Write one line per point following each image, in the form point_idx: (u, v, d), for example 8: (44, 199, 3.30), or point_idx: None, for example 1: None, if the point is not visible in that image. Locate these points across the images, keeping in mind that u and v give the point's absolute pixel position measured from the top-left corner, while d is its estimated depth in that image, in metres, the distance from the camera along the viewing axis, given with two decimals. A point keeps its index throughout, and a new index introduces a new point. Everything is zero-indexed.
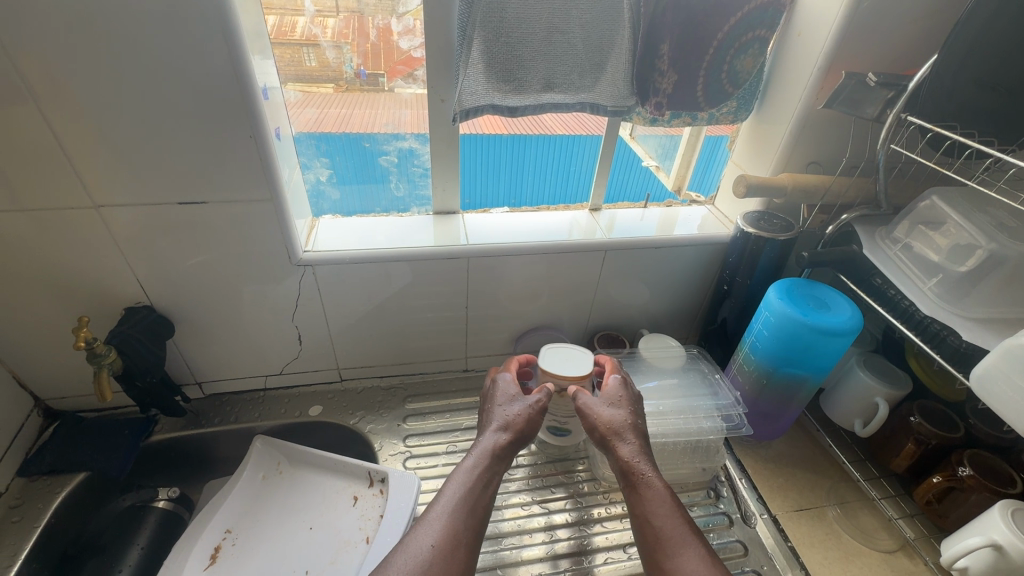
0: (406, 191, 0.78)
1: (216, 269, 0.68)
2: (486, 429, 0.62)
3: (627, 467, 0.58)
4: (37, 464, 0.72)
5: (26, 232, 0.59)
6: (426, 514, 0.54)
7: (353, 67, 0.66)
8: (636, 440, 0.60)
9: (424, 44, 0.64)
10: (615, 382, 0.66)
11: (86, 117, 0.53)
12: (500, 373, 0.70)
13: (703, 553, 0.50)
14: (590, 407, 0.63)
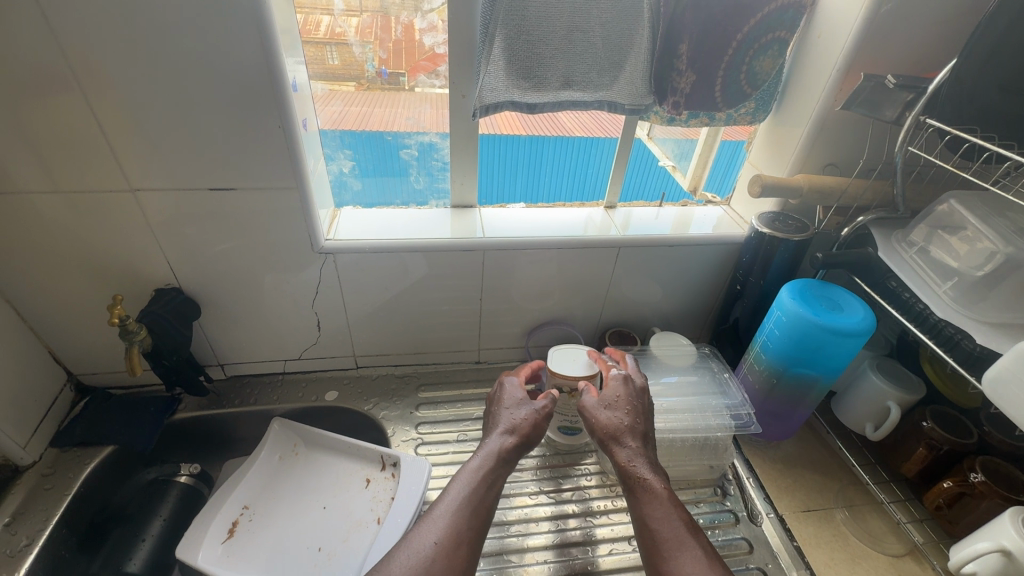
0: (425, 183, 0.80)
1: (242, 254, 0.71)
2: (492, 431, 0.63)
3: (631, 470, 0.58)
4: (69, 436, 0.75)
5: (68, 214, 0.63)
6: (430, 512, 0.55)
7: (376, 66, 0.68)
8: (641, 442, 0.60)
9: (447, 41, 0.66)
10: (615, 382, 0.65)
11: (128, 105, 0.56)
12: (507, 377, 0.71)
13: (703, 557, 0.50)
14: (596, 409, 0.64)
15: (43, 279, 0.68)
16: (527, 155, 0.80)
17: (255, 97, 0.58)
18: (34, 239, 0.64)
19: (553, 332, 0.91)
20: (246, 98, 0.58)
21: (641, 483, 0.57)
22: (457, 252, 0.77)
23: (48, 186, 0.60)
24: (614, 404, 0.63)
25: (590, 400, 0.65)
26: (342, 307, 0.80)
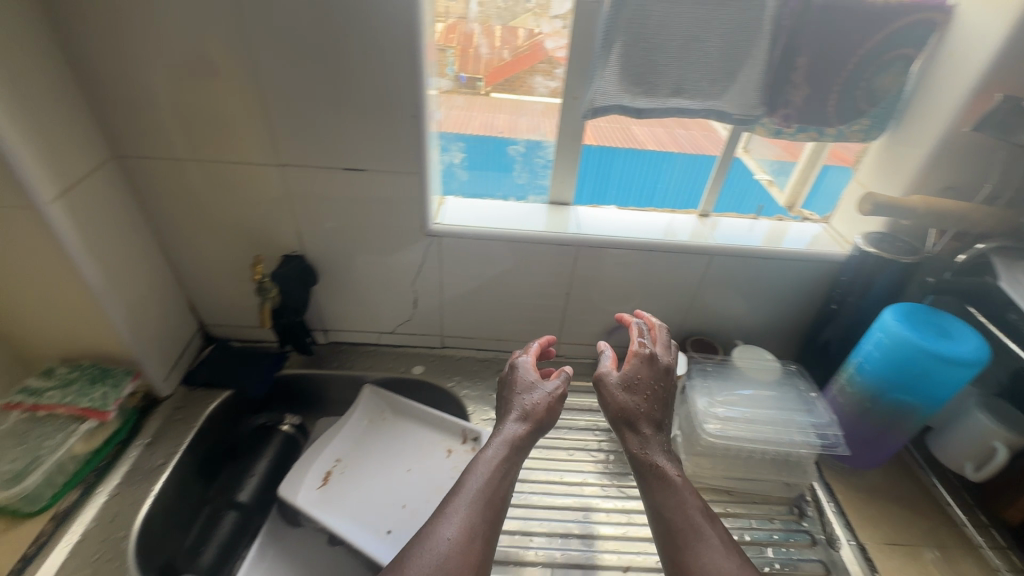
0: (527, 179, 0.85)
1: (360, 230, 0.78)
2: (506, 417, 0.65)
3: (645, 456, 0.60)
4: (197, 376, 0.85)
5: (225, 182, 0.72)
6: (445, 507, 0.55)
7: (454, 71, 0.73)
8: (655, 426, 0.62)
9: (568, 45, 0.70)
10: (636, 361, 0.66)
11: (290, 89, 0.64)
12: (519, 357, 0.73)
13: (719, 541, 0.52)
14: (614, 385, 0.65)
15: (194, 236, 0.78)
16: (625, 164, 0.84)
17: (396, 89, 0.64)
18: (194, 200, 0.74)
19: (632, 333, 0.93)
20: (387, 89, 0.64)
21: (657, 470, 0.58)
22: (551, 246, 0.80)
23: (214, 155, 0.69)
24: (628, 387, 0.64)
25: (600, 381, 0.66)
26: (438, 288, 0.85)
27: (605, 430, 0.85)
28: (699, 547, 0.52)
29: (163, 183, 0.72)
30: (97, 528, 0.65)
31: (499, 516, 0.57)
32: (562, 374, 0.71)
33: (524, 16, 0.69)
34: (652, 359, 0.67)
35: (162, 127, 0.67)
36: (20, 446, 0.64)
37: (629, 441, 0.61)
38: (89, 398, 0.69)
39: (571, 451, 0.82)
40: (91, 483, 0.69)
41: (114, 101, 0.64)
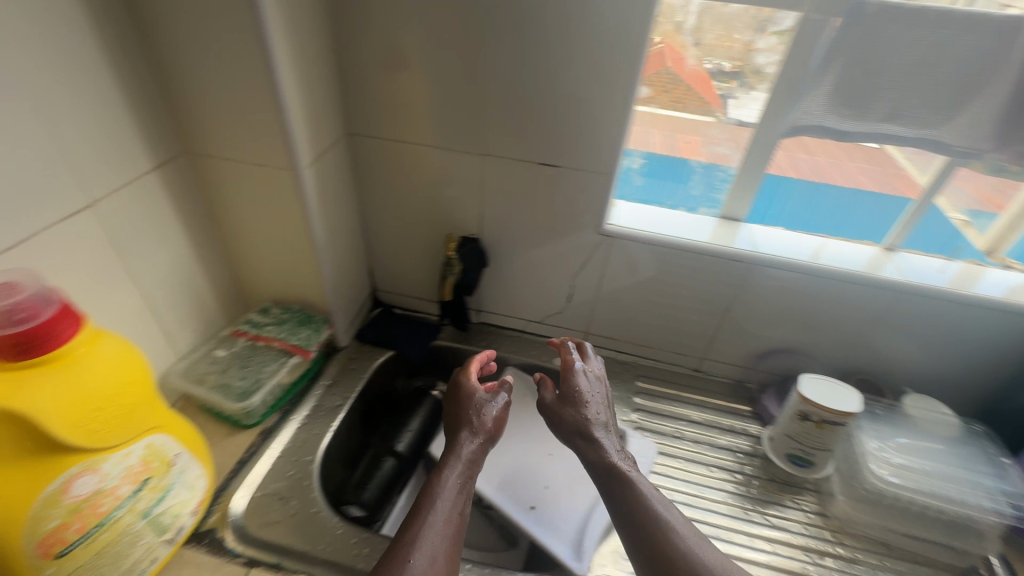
0: (702, 192, 0.84)
1: (538, 222, 0.83)
2: (462, 433, 0.69)
3: (601, 460, 0.64)
4: (367, 334, 0.96)
5: (429, 164, 0.80)
6: (407, 530, 0.58)
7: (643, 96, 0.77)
8: (606, 429, 0.67)
9: (781, 61, 0.69)
10: (577, 378, 0.70)
11: (510, 86, 0.70)
12: (466, 375, 0.76)
13: (684, 542, 0.56)
14: (554, 404, 0.70)
15: (390, 210, 0.87)
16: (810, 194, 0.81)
17: (608, 92, 0.68)
18: (399, 178, 0.83)
19: (785, 360, 0.89)
20: (600, 91, 0.68)
21: (613, 472, 0.63)
22: (722, 261, 0.81)
23: (427, 139, 0.77)
24: (569, 397, 0.69)
25: (567, 392, 0.70)
26: (596, 285, 0.89)
27: (747, 454, 0.82)
28: (667, 547, 0.56)
29: (378, 160, 0.81)
30: (291, 450, 0.75)
31: (460, 537, 0.60)
32: (506, 386, 0.77)
33: (738, 31, 0.70)
34: (591, 375, 0.73)
35: (391, 111, 0.76)
36: (246, 367, 0.75)
37: (588, 448, 0.65)
38: (298, 336, 0.80)
39: (710, 468, 0.80)
40: (286, 411, 0.80)
41: (359, 85, 0.74)
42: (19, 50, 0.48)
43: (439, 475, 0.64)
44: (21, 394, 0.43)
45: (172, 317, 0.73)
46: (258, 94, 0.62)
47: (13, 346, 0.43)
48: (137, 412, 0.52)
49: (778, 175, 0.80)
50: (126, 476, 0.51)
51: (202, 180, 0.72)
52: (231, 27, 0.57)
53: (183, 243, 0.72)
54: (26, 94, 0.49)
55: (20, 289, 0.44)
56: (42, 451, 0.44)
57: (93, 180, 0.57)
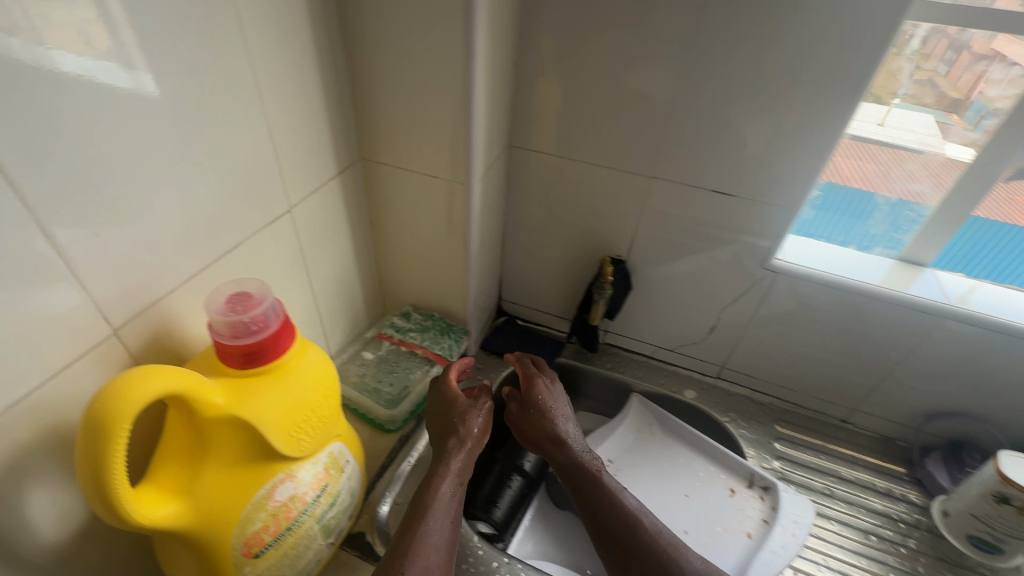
0: (884, 231, 0.76)
1: (694, 250, 0.79)
2: (449, 440, 0.65)
3: (569, 460, 0.64)
4: (494, 344, 0.95)
5: (587, 181, 0.78)
6: (404, 537, 0.56)
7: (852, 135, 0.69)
8: (574, 428, 0.66)
9: (1017, 95, 0.60)
10: (540, 388, 0.68)
11: (693, 109, 0.67)
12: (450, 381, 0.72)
13: (677, 550, 0.57)
14: (518, 414, 0.68)
15: (535, 224, 0.86)
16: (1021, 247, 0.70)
17: (811, 123, 0.63)
18: (552, 194, 0.82)
19: (957, 424, 0.80)
20: (800, 123, 0.64)
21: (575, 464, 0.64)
22: (902, 310, 0.73)
23: (592, 157, 0.76)
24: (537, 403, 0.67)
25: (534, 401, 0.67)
26: (745, 319, 0.84)
27: (907, 525, 0.74)
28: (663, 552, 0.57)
29: (535, 174, 0.81)
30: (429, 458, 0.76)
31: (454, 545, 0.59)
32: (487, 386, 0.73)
33: (963, 61, 0.63)
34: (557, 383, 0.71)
35: (561, 128, 0.75)
36: (392, 372, 0.77)
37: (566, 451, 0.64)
38: (441, 346, 0.80)
39: (866, 535, 0.73)
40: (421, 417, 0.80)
41: (534, 100, 0.74)
42: (263, 65, 0.50)
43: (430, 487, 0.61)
44: (251, 402, 0.44)
45: (333, 314, 0.76)
46: (451, 109, 0.62)
47: (245, 355, 0.44)
48: (329, 421, 0.52)
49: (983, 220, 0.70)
50: (313, 482, 0.52)
51: (373, 185, 0.74)
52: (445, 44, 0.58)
53: (348, 247, 0.75)
54: (260, 105, 0.51)
55: (252, 298, 0.46)
56: (258, 458, 0.46)
57: (294, 186, 0.59)
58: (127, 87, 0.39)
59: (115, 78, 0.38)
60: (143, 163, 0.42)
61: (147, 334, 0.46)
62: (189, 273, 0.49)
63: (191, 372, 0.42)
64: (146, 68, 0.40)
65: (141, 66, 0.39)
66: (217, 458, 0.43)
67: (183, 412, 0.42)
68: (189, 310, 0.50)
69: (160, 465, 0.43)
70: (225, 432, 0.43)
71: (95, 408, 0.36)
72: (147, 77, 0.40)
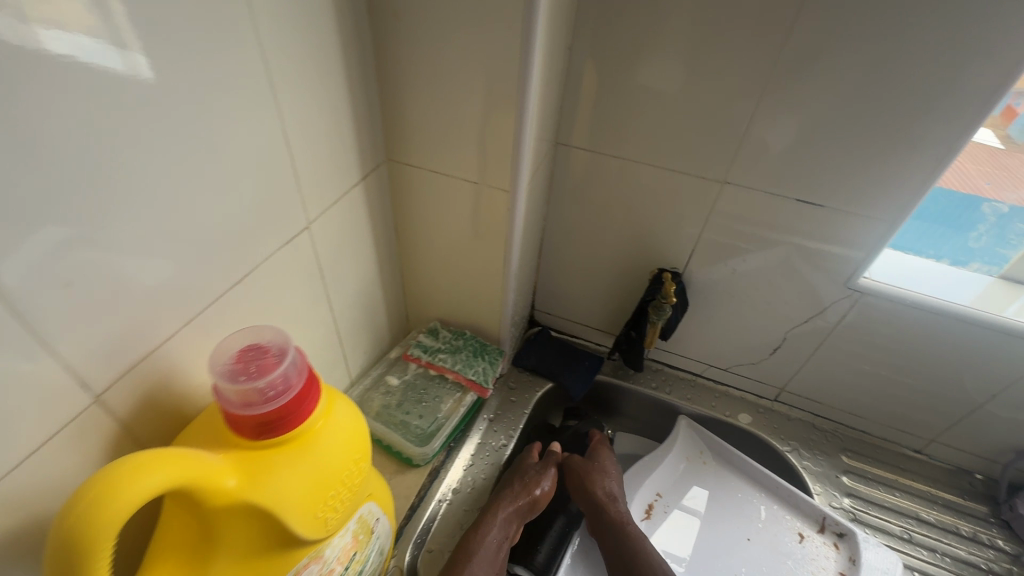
0: (984, 244, 0.66)
1: (765, 264, 0.69)
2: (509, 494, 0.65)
3: (622, 517, 0.65)
4: (524, 359, 0.85)
5: (644, 185, 0.69)
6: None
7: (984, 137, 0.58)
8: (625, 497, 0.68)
9: None
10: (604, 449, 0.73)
11: (780, 105, 0.57)
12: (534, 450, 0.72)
13: None
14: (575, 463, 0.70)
15: (578, 230, 0.77)
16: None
17: (926, 127, 0.53)
18: (601, 199, 0.72)
19: None
20: (912, 125, 0.54)
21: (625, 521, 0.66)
22: (1003, 339, 0.64)
23: (651, 159, 0.66)
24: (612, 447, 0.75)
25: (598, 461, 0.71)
26: (815, 342, 0.75)
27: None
28: None
29: (583, 177, 0.71)
30: (462, 496, 0.68)
31: None
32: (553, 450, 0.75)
33: None
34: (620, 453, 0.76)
35: (617, 125, 0.65)
36: (421, 402, 0.69)
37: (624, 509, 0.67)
38: (474, 371, 0.71)
39: None
40: (452, 447, 0.72)
41: (587, 93, 0.64)
42: (276, 54, 0.41)
43: (480, 533, 0.60)
44: (267, 483, 0.35)
45: (356, 336, 0.67)
46: (499, 105, 0.53)
47: (259, 426, 0.35)
48: (360, 487, 0.44)
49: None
50: (341, 555, 0.44)
51: (400, 190, 0.65)
52: (496, 28, 0.48)
53: (372, 261, 0.66)
54: (273, 105, 0.42)
55: (265, 353, 0.37)
56: (278, 547, 0.37)
57: (313, 199, 0.50)
58: (119, 70, 0.30)
59: (99, 57, 0.29)
60: (127, 185, 0.33)
61: (139, 394, 0.37)
62: (189, 315, 0.40)
63: (194, 450, 0.34)
64: (138, 46, 0.31)
65: (134, 43, 0.30)
66: (228, 550, 0.35)
67: (184, 501, 0.34)
68: (196, 356, 0.42)
69: (159, 561, 0.35)
70: (237, 521, 0.35)
71: (69, 518, 0.28)
72: (144, 62, 0.31)
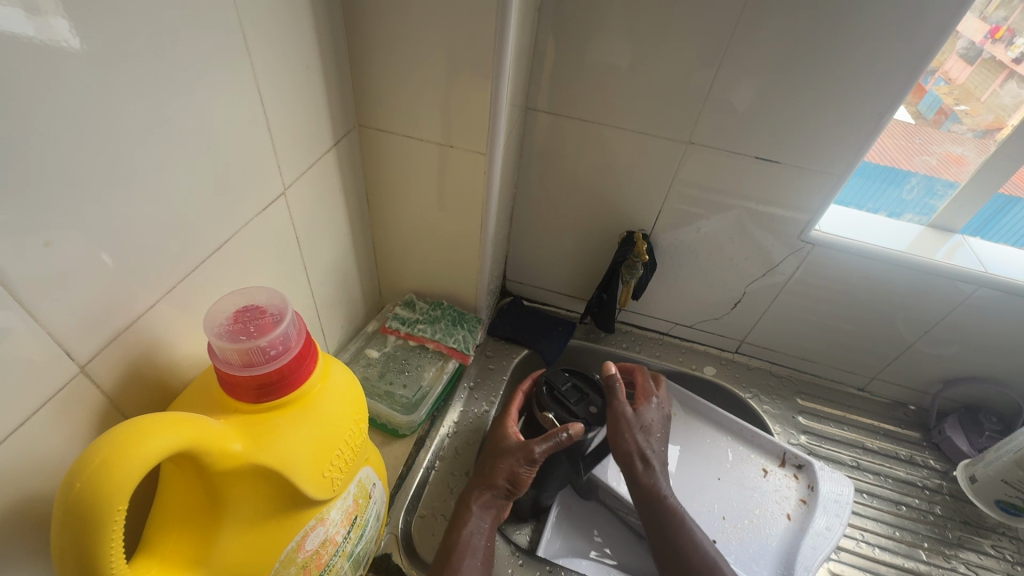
0: (917, 196, 0.73)
1: (726, 222, 0.73)
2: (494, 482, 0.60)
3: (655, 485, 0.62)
4: (500, 327, 0.87)
5: (611, 150, 0.71)
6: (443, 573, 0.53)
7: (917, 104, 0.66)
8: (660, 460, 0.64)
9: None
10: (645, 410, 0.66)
11: (737, 70, 0.60)
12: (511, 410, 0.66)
13: None
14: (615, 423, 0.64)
15: (549, 197, 0.78)
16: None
17: (871, 88, 0.58)
18: (572, 164, 0.74)
19: (972, 388, 0.80)
20: (859, 86, 0.58)
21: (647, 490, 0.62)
22: (934, 278, 0.70)
23: (619, 123, 0.68)
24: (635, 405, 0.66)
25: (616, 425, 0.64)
26: (771, 295, 0.80)
27: (932, 491, 0.77)
28: None
29: (554, 143, 0.72)
30: (449, 462, 0.69)
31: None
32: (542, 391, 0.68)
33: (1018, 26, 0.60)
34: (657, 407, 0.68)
35: (587, 89, 0.66)
36: (403, 372, 0.70)
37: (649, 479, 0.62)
38: (454, 338, 0.72)
39: (897, 505, 0.75)
40: (435, 416, 0.72)
41: (555, 59, 0.64)
42: (244, 7, 0.39)
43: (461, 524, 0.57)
44: (272, 445, 0.35)
45: (332, 310, 0.66)
46: (472, 66, 0.52)
47: (259, 388, 0.35)
48: (359, 449, 0.44)
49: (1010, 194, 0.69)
50: (343, 520, 0.44)
51: (371, 158, 0.63)
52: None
53: (346, 232, 0.65)
54: (241, 63, 0.40)
55: (262, 314, 0.37)
56: (285, 508, 0.37)
57: (287, 164, 0.49)
58: (30, 35, 0.26)
59: (9, 23, 0.25)
60: (96, 139, 0.31)
61: (123, 363, 0.36)
62: (171, 282, 0.39)
63: (197, 416, 0.32)
64: (59, 10, 0.27)
65: (52, 8, 0.27)
66: (234, 516, 0.35)
67: (187, 467, 0.33)
68: (177, 329, 0.40)
69: (162, 535, 0.33)
70: (243, 485, 0.34)
71: (74, 490, 0.26)
72: (62, 27, 0.27)
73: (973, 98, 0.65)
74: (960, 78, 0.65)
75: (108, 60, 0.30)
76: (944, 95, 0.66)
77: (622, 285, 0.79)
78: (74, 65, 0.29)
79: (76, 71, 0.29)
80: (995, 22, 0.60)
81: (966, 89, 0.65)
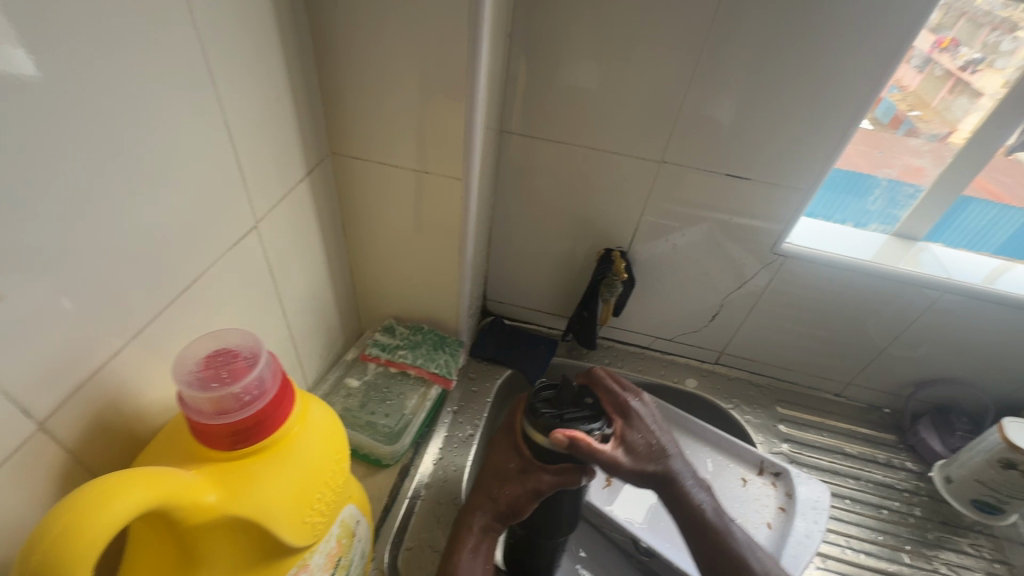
0: (880, 207, 0.75)
1: (701, 236, 0.74)
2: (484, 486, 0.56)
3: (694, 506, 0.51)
4: (481, 348, 0.86)
5: (584, 169, 0.71)
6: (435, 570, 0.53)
7: (876, 113, 0.67)
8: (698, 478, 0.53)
9: (992, 66, 0.61)
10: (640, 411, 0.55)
11: (705, 88, 0.61)
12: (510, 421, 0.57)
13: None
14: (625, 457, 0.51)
15: (527, 217, 0.79)
16: (996, 215, 0.73)
17: (833, 105, 0.60)
18: (548, 184, 0.74)
19: (943, 389, 0.83)
20: (822, 101, 0.60)
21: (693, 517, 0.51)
22: (901, 284, 0.72)
23: (594, 142, 0.68)
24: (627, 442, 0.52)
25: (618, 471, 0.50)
26: (746, 307, 0.81)
27: (911, 492, 0.79)
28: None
29: (529, 164, 0.72)
30: (434, 490, 0.67)
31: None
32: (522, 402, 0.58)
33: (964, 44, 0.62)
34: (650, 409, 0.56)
35: (561, 111, 0.67)
36: (385, 400, 0.69)
37: (679, 492, 0.52)
38: (436, 363, 0.72)
39: (879, 509, 0.77)
40: (418, 443, 0.70)
41: (528, 82, 0.65)
42: (210, 37, 0.38)
43: (462, 537, 0.54)
44: (248, 493, 0.34)
45: (309, 340, 0.64)
46: (446, 92, 0.52)
47: (233, 435, 0.33)
48: (342, 488, 0.43)
49: (974, 196, 0.71)
50: (326, 562, 0.43)
51: (343, 186, 0.63)
52: (441, 17, 0.48)
53: (322, 260, 0.64)
54: (210, 99, 0.39)
55: (235, 358, 0.36)
56: (263, 557, 0.36)
57: (258, 197, 0.48)
58: None
59: None
60: (55, 184, 0.30)
61: (86, 416, 0.34)
62: (137, 327, 0.37)
63: (165, 469, 0.31)
64: (15, 41, 0.26)
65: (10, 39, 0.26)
66: (208, 568, 0.33)
67: (156, 522, 0.31)
68: (142, 374, 0.38)
69: None
70: (218, 537, 0.33)
71: (30, 563, 0.24)
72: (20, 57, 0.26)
73: (925, 104, 0.67)
74: (913, 84, 0.66)
75: (70, 101, 0.29)
76: (898, 102, 0.67)
77: (602, 303, 0.81)
78: (31, 104, 0.27)
79: (33, 113, 0.28)
80: (941, 33, 0.62)
81: (918, 96, 0.67)
